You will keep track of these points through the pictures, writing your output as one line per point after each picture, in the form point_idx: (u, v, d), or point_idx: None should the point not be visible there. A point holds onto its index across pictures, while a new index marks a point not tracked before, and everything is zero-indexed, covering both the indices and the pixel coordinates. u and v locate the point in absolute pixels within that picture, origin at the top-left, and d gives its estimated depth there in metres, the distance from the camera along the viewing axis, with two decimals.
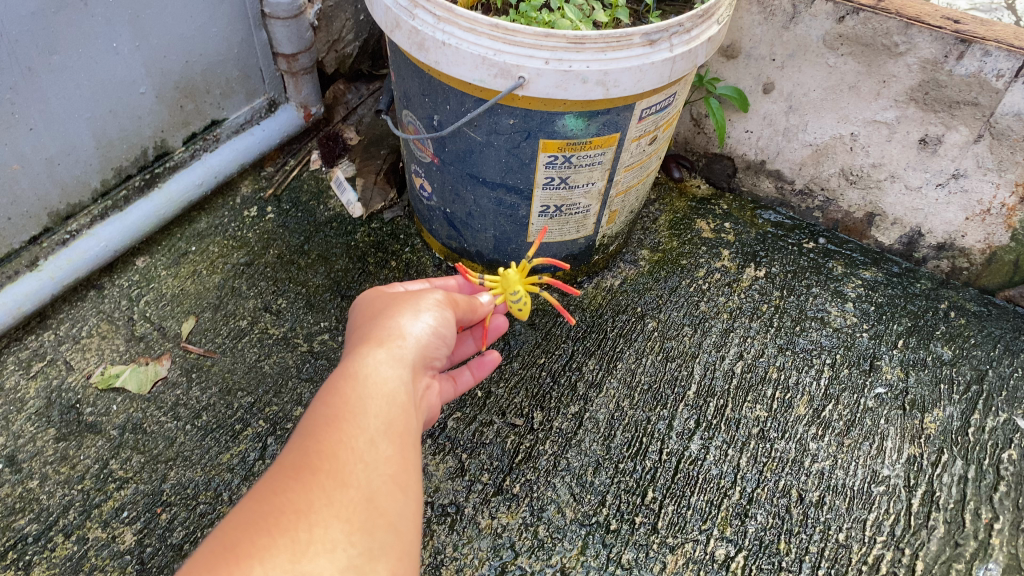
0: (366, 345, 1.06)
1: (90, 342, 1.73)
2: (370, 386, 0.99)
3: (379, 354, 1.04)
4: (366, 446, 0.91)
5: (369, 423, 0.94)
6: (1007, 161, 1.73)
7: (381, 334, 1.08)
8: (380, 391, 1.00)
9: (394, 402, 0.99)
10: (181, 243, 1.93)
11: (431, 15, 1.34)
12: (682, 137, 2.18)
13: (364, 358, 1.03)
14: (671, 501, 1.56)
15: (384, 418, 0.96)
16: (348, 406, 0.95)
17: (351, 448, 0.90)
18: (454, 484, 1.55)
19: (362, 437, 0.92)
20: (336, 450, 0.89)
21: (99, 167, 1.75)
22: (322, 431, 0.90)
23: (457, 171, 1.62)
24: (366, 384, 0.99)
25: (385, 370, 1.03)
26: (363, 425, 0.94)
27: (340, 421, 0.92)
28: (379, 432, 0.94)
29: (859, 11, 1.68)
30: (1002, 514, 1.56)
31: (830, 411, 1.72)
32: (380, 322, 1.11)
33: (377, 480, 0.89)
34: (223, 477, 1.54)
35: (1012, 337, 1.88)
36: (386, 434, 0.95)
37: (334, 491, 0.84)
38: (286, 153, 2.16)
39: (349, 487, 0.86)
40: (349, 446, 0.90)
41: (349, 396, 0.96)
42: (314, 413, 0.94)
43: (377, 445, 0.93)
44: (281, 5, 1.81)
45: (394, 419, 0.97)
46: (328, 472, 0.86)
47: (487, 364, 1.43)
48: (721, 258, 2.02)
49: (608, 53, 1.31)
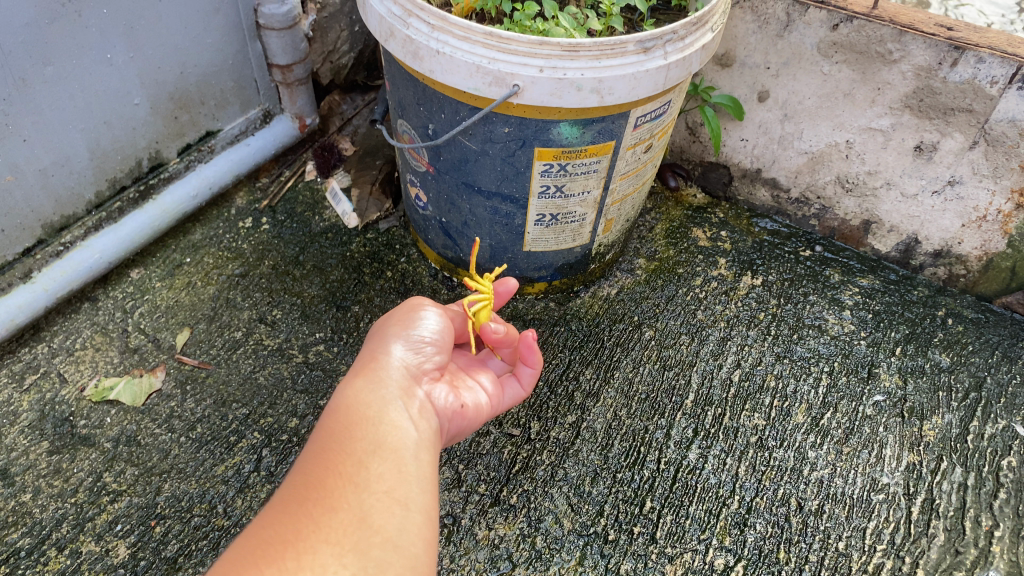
0: (352, 380, 1.11)
1: (84, 354, 1.72)
2: (356, 416, 1.03)
3: (362, 384, 1.09)
4: (355, 468, 0.95)
5: (356, 449, 0.98)
6: (1003, 167, 1.73)
7: (366, 366, 1.13)
8: (366, 419, 1.03)
9: (382, 425, 1.03)
10: (175, 254, 1.92)
11: (425, 24, 1.34)
12: (678, 146, 2.18)
13: (348, 391, 1.07)
14: (670, 510, 1.55)
15: (372, 440, 1.00)
16: (335, 437, 0.99)
17: (340, 473, 0.93)
18: (450, 495, 1.54)
19: (350, 461, 0.95)
20: (323, 478, 0.92)
21: (93, 179, 1.74)
22: (310, 466, 0.94)
23: (452, 180, 1.62)
24: (352, 414, 1.03)
25: (370, 399, 1.06)
26: (351, 451, 0.97)
27: (326, 454, 0.96)
28: (368, 453, 0.98)
29: (852, 19, 1.69)
30: (1002, 521, 1.55)
31: (828, 419, 1.71)
32: (366, 356, 1.16)
33: (369, 497, 0.92)
34: (218, 489, 1.53)
35: (1009, 344, 1.88)
36: (375, 454, 0.98)
37: (322, 517, 0.87)
38: (281, 164, 2.15)
39: (339, 510, 0.89)
40: (338, 472, 0.93)
41: (335, 429, 1.00)
42: (304, 454, 0.99)
43: (368, 465, 0.96)
44: (275, 16, 1.82)
45: (384, 439, 1.01)
46: (316, 500, 0.89)
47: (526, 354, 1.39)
48: (717, 266, 2.01)
49: (602, 61, 1.31)
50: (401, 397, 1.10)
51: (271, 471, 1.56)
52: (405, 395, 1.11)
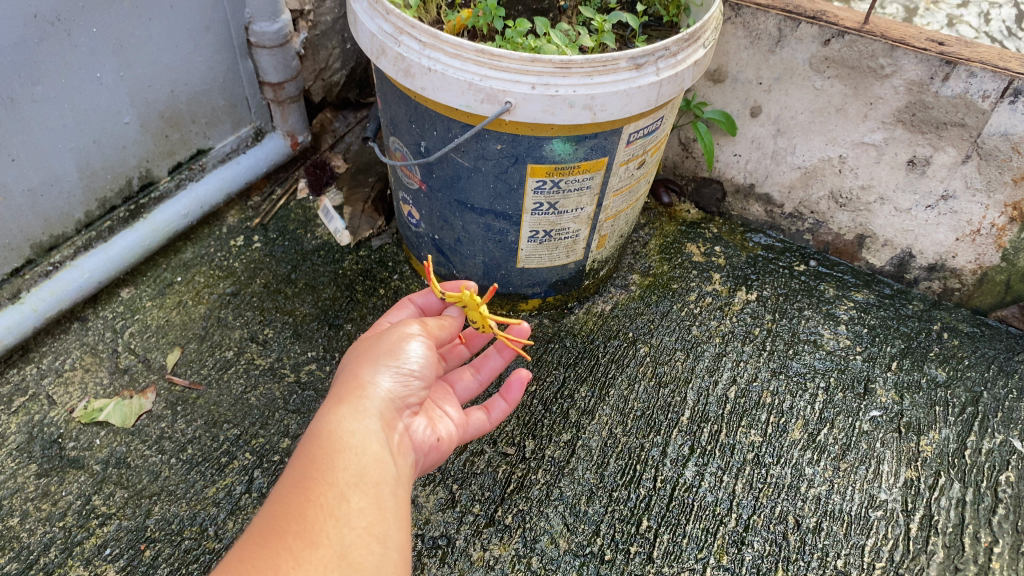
0: (336, 401, 1.10)
1: (74, 375, 1.70)
2: (340, 444, 1.03)
3: (347, 407, 1.07)
4: (336, 501, 0.96)
5: (338, 479, 0.99)
6: (996, 181, 1.74)
7: (350, 384, 1.11)
8: (350, 446, 1.03)
9: (364, 455, 1.04)
10: (166, 273, 1.91)
11: (416, 41, 1.33)
12: (671, 162, 2.18)
13: (333, 414, 1.06)
14: (667, 529, 1.53)
15: (354, 471, 1.01)
16: (317, 465, 1.00)
17: (321, 506, 0.95)
18: (444, 515, 1.52)
19: (332, 493, 0.97)
20: (304, 510, 0.93)
21: (83, 199, 1.73)
22: (291, 496, 0.95)
23: (445, 198, 1.61)
24: (335, 441, 1.03)
25: (355, 424, 1.06)
26: (332, 481, 0.99)
27: (308, 482, 0.97)
28: (349, 486, 0.99)
29: (844, 34, 1.69)
30: (1001, 537, 1.54)
31: (825, 435, 1.70)
32: (350, 370, 1.14)
33: (349, 533, 0.94)
34: (209, 512, 1.51)
35: (1005, 358, 1.87)
36: (356, 487, 0.99)
37: (302, 551, 0.89)
38: (273, 182, 2.14)
39: (319, 545, 0.90)
40: (319, 504, 0.95)
41: (318, 457, 1.01)
42: (284, 479, 0.99)
43: (348, 499, 0.97)
44: (267, 34, 1.81)
45: (366, 471, 1.02)
46: (297, 533, 0.91)
47: (517, 385, 1.37)
48: (712, 282, 2.00)
49: (594, 78, 1.30)
50: (384, 425, 1.10)
51: (263, 492, 1.54)
52: (387, 422, 1.11)
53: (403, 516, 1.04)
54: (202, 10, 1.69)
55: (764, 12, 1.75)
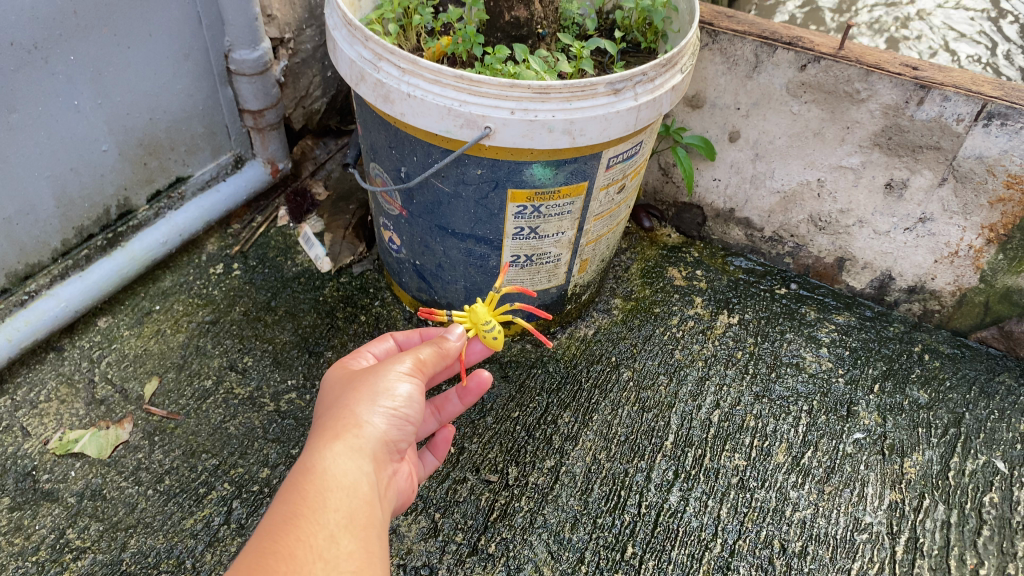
0: (328, 432, 1.04)
1: (49, 406, 1.67)
2: (332, 481, 0.97)
3: (342, 442, 1.02)
4: (326, 543, 0.91)
5: (329, 518, 0.94)
6: (972, 204, 1.76)
7: (345, 417, 1.05)
8: (342, 484, 0.98)
9: (356, 494, 0.98)
10: (144, 302, 1.89)
11: (395, 68, 1.34)
12: (651, 187, 2.19)
13: (327, 447, 1.01)
14: (652, 556, 1.52)
15: (345, 513, 0.96)
16: (307, 502, 0.94)
17: (310, 546, 0.90)
18: (427, 544, 1.50)
19: (322, 534, 0.92)
20: (292, 551, 0.88)
21: (60, 227, 1.72)
22: (279, 533, 0.90)
23: (426, 224, 1.60)
24: (328, 477, 0.97)
25: (348, 462, 1.00)
26: (322, 521, 0.93)
27: (299, 519, 0.92)
28: (339, 527, 0.94)
29: (820, 59, 1.72)
30: (987, 559, 1.54)
31: (809, 458, 1.70)
32: (344, 401, 1.08)
33: None
34: (186, 544, 1.48)
35: (986, 379, 1.88)
36: (347, 530, 0.94)
37: None
38: (253, 210, 2.13)
39: None
40: (308, 544, 0.90)
41: (309, 493, 0.95)
42: (272, 513, 0.94)
43: (339, 541, 0.92)
44: (247, 62, 1.81)
45: (356, 512, 0.97)
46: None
47: (443, 445, 1.40)
48: (694, 305, 2.00)
49: (573, 103, 1.31)
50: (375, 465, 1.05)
51: (242, 523, 1.51)
52: (379, 464, 1.07)
53: (388, 565, 1.00)
54: (181, 38, 1.69)
55: (740, 38, 1.77)
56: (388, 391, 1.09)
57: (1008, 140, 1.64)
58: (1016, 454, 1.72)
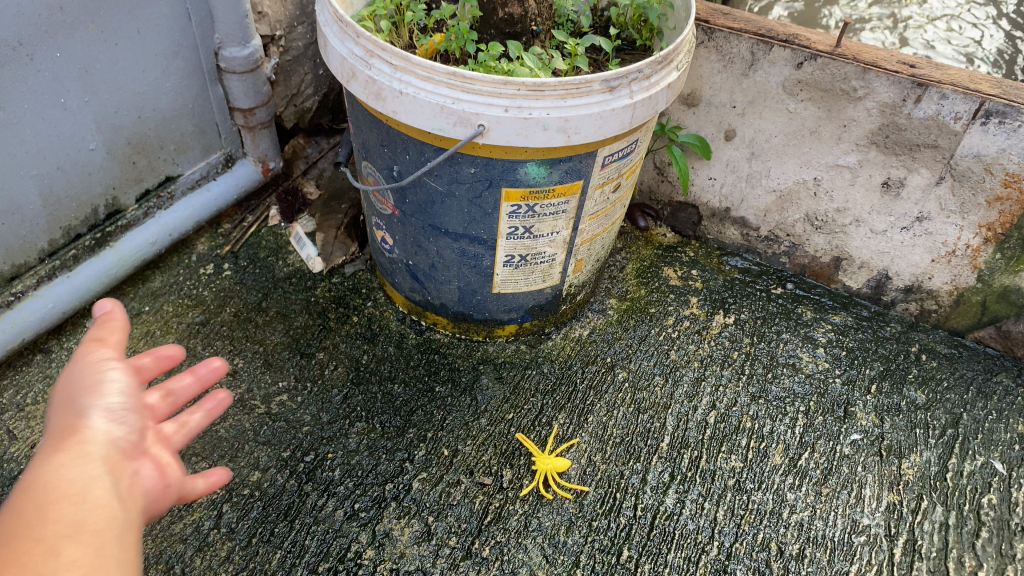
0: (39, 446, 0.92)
1: (36, 409, 1.64)
2: (57, 492, 0.85)
3: (66, 452, 0.90)
4: (42, 559, 0.78)
5: (52, 529, 0.81)
6: (970, 203, 1.74)
7: (63, 423, 0.93)
8: (66, 492, 0.86)
9: (90, 501, 0.86)
10: (133, 303, 1.86)
11: (387, 64, 1.31)
12: (646, 186, 2.17)
13: (48, 459, 0.89)
14: (648, 559, 1.50)
15: (64, 521, 0.82)
16: (21, 519, 0.81)
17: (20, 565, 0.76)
18: (420, 548, 1.48)
19: (38, 548, 0.78)
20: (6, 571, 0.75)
21: (47, 227, 1.69)
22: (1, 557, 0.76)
23: (419, 223, 1.58)
24: (49, 487, 0.85)
25: (77, 469, 0.89)
26: (37, 536, 0.80)
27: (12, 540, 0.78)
28: (62, 539, 0.81)
29: (817, 57, 1.70)
30: (985, 561, 1.52)
31: (806, 460, 1.68)
32: (56, 403, 0.96)
33: None
34: (176, 548, 1.45)
35: (983, 379, 1.86)
36: (69, 539, 0.81)
37: None
38: (243, 209, 2.11)
39: None
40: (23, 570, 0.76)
41: (27, 506, 0.82)
42: None
43: (60, 554, 0.79)
44: (237, 59, 1.79)
45: (88, 519, 0.84)
46: None
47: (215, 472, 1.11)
48: (689, 305, 1.98)
49: (568, 100, 1.29)
50: (102, 464, 0.92)
51: (232, 527, 1.49)
52: (110, 464, 0.93)
53: (128, 573, 0.84)
54: (170, 35, 1.66)
55: (737, 36, 1.75)
56: (97, 387, 0.97)
57: (1006, 139, 1.62)
58: (1014, 455, 1.71)
